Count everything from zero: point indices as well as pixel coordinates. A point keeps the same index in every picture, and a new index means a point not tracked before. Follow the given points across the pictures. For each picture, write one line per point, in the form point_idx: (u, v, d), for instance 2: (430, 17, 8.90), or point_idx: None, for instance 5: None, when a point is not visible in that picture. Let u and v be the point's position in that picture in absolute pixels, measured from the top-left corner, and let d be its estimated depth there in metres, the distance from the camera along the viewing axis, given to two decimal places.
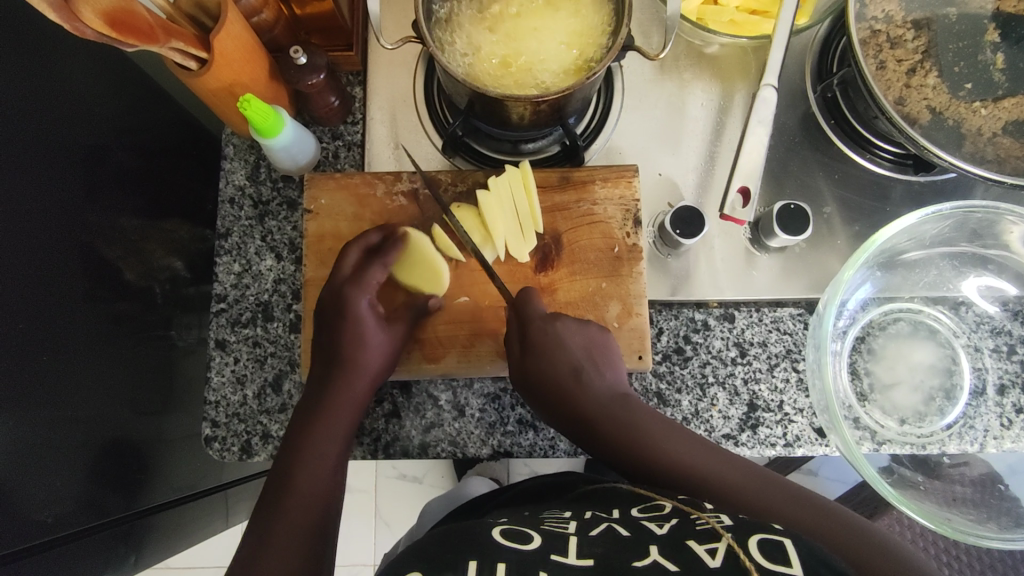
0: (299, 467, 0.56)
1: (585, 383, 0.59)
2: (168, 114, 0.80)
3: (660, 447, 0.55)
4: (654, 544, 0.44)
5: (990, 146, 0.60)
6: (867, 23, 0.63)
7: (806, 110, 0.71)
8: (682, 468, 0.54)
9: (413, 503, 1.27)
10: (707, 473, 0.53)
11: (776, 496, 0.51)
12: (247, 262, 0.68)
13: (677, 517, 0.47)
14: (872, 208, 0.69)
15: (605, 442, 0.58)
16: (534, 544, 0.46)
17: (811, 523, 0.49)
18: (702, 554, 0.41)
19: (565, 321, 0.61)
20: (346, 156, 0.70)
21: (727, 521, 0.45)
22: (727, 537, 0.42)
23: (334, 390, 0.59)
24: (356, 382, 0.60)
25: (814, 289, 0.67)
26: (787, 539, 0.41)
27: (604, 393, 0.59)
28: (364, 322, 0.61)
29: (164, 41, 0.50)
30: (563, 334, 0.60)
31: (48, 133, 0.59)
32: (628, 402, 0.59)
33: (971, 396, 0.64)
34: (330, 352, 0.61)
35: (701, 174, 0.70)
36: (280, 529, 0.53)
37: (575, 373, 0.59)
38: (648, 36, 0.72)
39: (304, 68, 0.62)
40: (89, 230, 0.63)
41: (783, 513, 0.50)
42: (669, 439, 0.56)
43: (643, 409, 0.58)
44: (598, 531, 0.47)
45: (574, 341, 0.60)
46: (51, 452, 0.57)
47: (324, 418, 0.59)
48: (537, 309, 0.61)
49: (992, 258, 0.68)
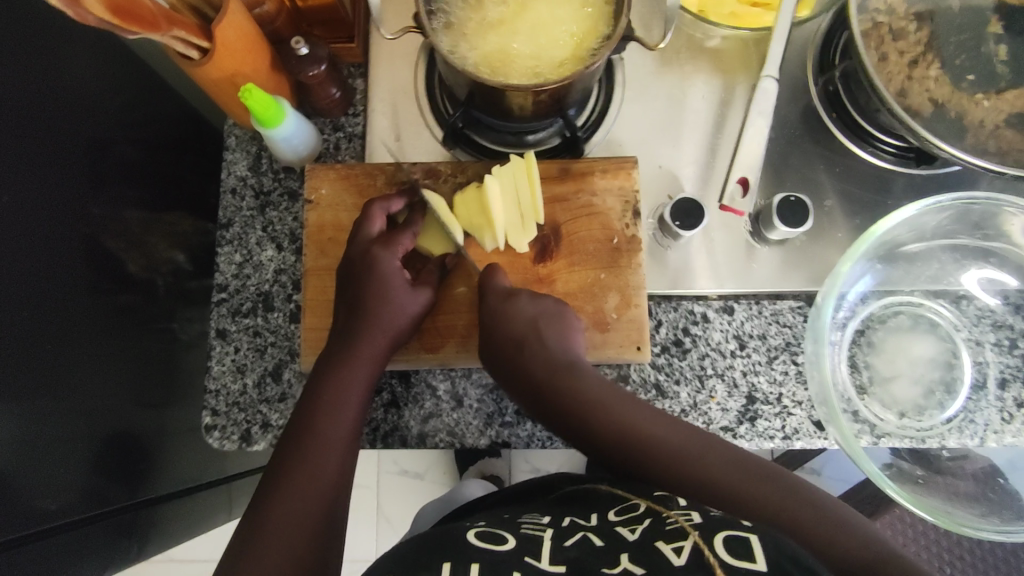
0: (320, 432, 0.55)
1: (535, 353, 0.59)
2: (172, 107, 0.81)
3: (615, 422, 0.55)
4: (625, 551, 0.44)
5: (992, 138, 0.60)
6: (869, 15, 0.63)
7: (807, 103, 0.71)
8: (638, 443, 0.54)
9: (415, 497, 1.27)
10: (662, 448, 0.54)
11: (735, 476, 0.52)
12: (248, 252, 0.68)
13: (650, 517, 0.47)
14: (873, 202, 0.69)
15: (557, 415, 0.57)
16: (508, 546, 0.46)
17: (775, 506, 0.50)
18: (669, 553, 0.42)
19: (520, 296, 0.60)
20: (347, 148, 0.71)
21: (696, 518, 0.45)
22: (693, 535, 0.42)
23: (353, 352, 0.59)
24: (378, 345, 0.59)
25: (815, 282, 0.67)
26: (751, 534, 0.41)
27: (551, 363, 0.59)
28: (394, 282, 0.60)
29: (167, 30, 0.51)
30: (516, 310, 0.59)
31: (52, 125, 0.59)
32: (578, 373, 0.58)
33: (971, 390, 0.64)
34: (355, 310, 0.60)
35: (701, 167, 0.70)
36: (288, 496, 0.52)
37: (525, 345, 0.58)
38: (649, 28, 0.72)
39: (306, 58, 0.64)
40: (93, 221, 0.64)
41: (743, 494, 0.51)
42: (620, 414, 0.56)
43: (593, 379, 0.58)
44: (573, 539, 0.47)
45: (526, 315, 0.59)
46: (54, 441, 0.57)
47: (344, 381, 0.58)
48: (496, 287, 0.61)
49: (993, 252, 0.68)
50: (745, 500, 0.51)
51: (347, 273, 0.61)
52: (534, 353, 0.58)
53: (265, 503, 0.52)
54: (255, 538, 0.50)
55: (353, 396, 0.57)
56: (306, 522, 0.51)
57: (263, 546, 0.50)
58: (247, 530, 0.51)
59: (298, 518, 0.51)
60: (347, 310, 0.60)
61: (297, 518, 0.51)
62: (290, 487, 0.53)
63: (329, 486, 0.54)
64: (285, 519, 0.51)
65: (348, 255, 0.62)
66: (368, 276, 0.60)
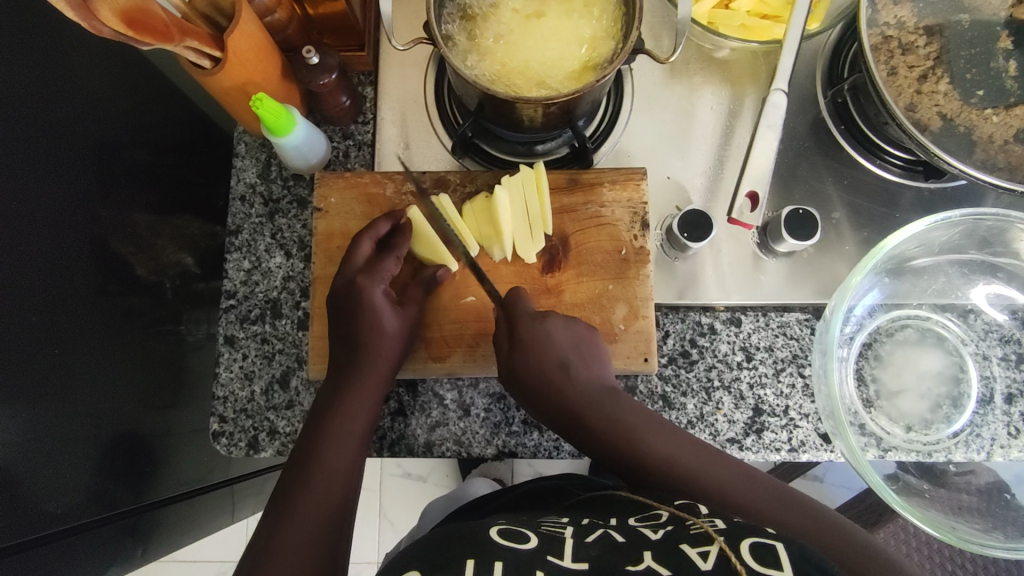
0: (329, 450, 0.56)
1: (573, 378, 0.59)
2: (181, 111, 0.81)
3: (648, 447, 0.56)
4: (649, 549, 0.44)
5: (1001, 153, 0.60)
6: (879, 29, 0.62)
7: (816, 116, 0.71)
8: (670, 467, 0.55)
9: (419, 501, 1.27)
10: (695, 474, 0.54)
11: (769, 501, 0.52)
12: (257, 259, 0.68)
13: (673, 522, 0.47)
14: (881, 215, 0.69)
15: (589, 438, 0.58)
16: (531, 544, 0.46)
17: (802, 531, 0.50)
18: (695, 557, 0.42)
19: (553, 320, 0.61)
20: (356, 155, 0.71)
21: (720, 524, 0.45)
22: (719, 540, 0.42)
23: (362, 373, 0.59)
24: (376, 369, 0.59)
25: (821, 295, 0.67)
26: (779, 543, 0.42)
27: (587, 387, 0.59)
28: (381, 311, 0.60)
29: (180, 40, 0.51)
30: (552, 334, 0.60)
31: (62, 128, 0.59)
32: (614, 400, 0.59)
33: (978, 404, 0.64)
34: (348, 338, 0.60)
35: (709, 178, 0.70)
36: (303, 510, 0.52)
37: (565, 368, 0.59)
38: (658, 39, 0.72)
39: (316, 67, 0.63)
40: (101, 224, 0.64)
41: (779, 517, 0.51)
42: (654, 438, 0.56)
43: (629, 406, 0.58)
44: (595, 536, 0.47)
45: (563, 341, 0.60)
46: (61, 443, 0.58)
47: (356, 401, 0.58)
48: (527, 308, 0.61)
49: (1001, 267, 0.67)
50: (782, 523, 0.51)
51: (335, 301, 0.62)
52: (569, 378, 0.59)
53: (278, 516, 0.52)
54: (269, 548, 0.50)
55: (359, 420, 0.58)
56: (318, 539, 0.51)
57: (276, 557, 0.50)
58: (260, 544, 0.51)
59: (310, 535, 0.51)
60: (343, 335, 0.61)
61: (311, 529, 0.52)
62: (305, 499, 0.53)
63: (337, 497, 0.54)
64: (301, 531, 0.51)
65: (335, 284, 0.62)
66: (357, 303, 0.60)
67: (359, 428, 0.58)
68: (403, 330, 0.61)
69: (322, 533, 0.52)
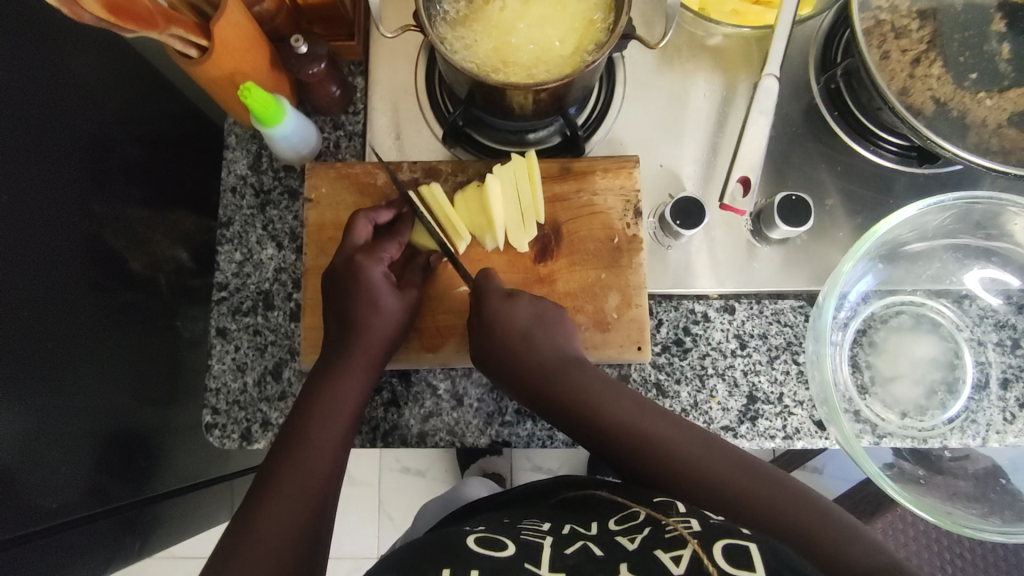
0: (312, 436, 0.55)
1: (537, 352, 0.59)
2: (172, 104, 0.80)
3: (613, 417, 0.56)
4: (624, 559, 0.43)
5: (994, 138, 0.59)
6: (871, 13, 0.62)
7: (809, 102, 0.70)
8: (635, 437, 0.55)
9: (418, 495, 1.27)
10: (660, 443, 0.54)
11: (731, 473, 0.52)
12: (248, 251, 0.68)
13: (650, 526, 0.46)
14: (875, 201, 0.68)
15: (553, 407, 0.58)
16: (506, 553, 0.46)
17: (767, 503, 0.50)
18: (668, 562, 0.41)
19: (520, 297, 0.60)
20: (347, 146, 0.71)
21: (695, 526, 0.44)
22: (693, 543, 0.42)
23: (346, 363, 0.59)
24: (372, 352, 0.59)
25: (816, 282, 0.67)
26: (753, 544, 0.41)
27: (552, 356, 0.59)
28: (381, 291, 0.59)
29: (165, 28, 0.50)
30: (517, 310, 0.59)
31: (53, 121, 0.59)
32: (578, 370, 0.59)
33: (973, 389, 0.64)
34: (344, 319, 0.60)
35: (703, 166, 0.69)
36: (282, 494, 0.52)
37: (527, 341, 0.59)
38: (650, 27, 0.72)
39: (305, 57, 0.63)
40: (95, 219, 0.63)
41: (741, 491, 0.51)
42: (620, 407, 0.56)
43: (592, 377, 0.58)
44: (574, 549, 0.46)
45: (527, 316, 0.60)
46: (57, 439, 0.57)
47: (338, 391, 0.58)
48: (495, 288, 0.60)
49: (996, 251, 0.67)
50: (742, 497, 0.51)
51: (331, 280, 0.61)
52: (534, 348, 0.59)
53: (257, 504, 0.52)
54: (246, 537, 0.50)
55: (341, 406, 0.57)
56: (297, 524, 0.51)
57: (252, 546, 0.49)
58: (239, 530, 0.50)
59: (289, 519, 0.51)
60: (339, 314, 0.60)
61: (289, 517, 0.51)
62: (283, 487, 0.53)
63: (319, 483, 0.54)
64: (279, 516, 0.51)
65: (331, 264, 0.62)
66: (352, 282, 0.60)
67: (348, 412, 0.58)
68: (400, 313, 0.61)
69: (300, 519, 0.51)
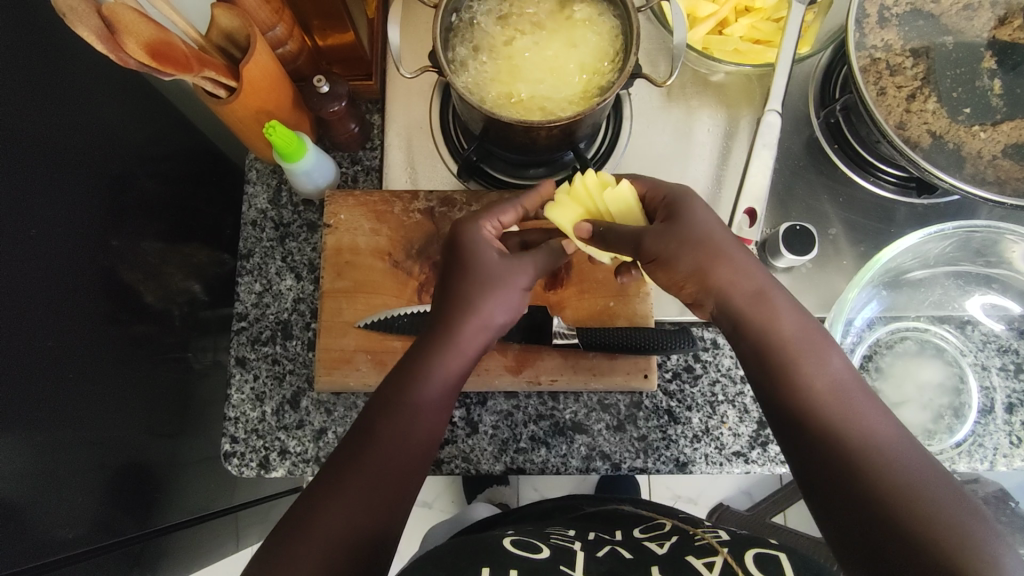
0: (391, 427, 0.50)
1: (772, 308, 0.51)
2: (189, 140, 0.83)
3: (830, 418, 0.46)
4: (656, 563, 0.47)
5: (990, 168, 0.62)
6: (867, 52, 0.65)
7: (810, 135, 0.73)
8: (848, 419, 0.46)
9: (423, 528, 1.26)
10: (868, 453, 0.44)
11: (933, 492, 0.41)
12: (268, 282, 0.70)
13: (678, 535, 0.51)
14: (876, 230, 0.71)
15: (770, 352, 0.50)
16: (544, 555, 0.48)
17: (938, 536, 0.39)
18: (702, 567, 0.45)
19: (737, 255, 0.53)
20: (365, 180, 0.74)
21: (724, 536, 0.49)
22: (725, 552, 0.46)
23: (426, 369, 0.53)
24: (452, 363, 0.53)
25: (821, 308, 0.68)
26: (781, 553, 0.45)
27: (805, 331, 0.50)
28: (484, 255, 0.56)
29: (198, 70, 0.53)
30: (738, 262, 0.52)
31: (76, 159, 0.61)
32: (809, 329, 0.50)
33: (979, 414, 0.65)
34: (439, 326, 0.55)
35: (708, 198, 0.72)
36: (310, 538, 0.45)
37: (759, 298, 0.52)
38: (655, 64, 0.75)
39: (326, 96, 0.65)
40: (112, 252, 0.65)
41: (902, 498, 0.41)
42: (860, 408, 0.46)
43: (837, 355, 0.49)
44: (604, 552, 0.50)
45: (749, 273, 0.52)
46: (70, 470, 0.58)
47: (414, 399, 0.52)
48: (705, 226, 0.53)
49: (995, 277, 0.69)
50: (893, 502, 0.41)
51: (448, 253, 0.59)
52: (771, 308, 0.51)
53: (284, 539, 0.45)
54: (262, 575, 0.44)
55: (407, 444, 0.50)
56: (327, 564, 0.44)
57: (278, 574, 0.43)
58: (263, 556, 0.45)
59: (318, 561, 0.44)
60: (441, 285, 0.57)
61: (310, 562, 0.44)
62: (306, 526, 0.46)
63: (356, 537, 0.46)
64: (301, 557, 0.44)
65: (338, 276, 0.67)
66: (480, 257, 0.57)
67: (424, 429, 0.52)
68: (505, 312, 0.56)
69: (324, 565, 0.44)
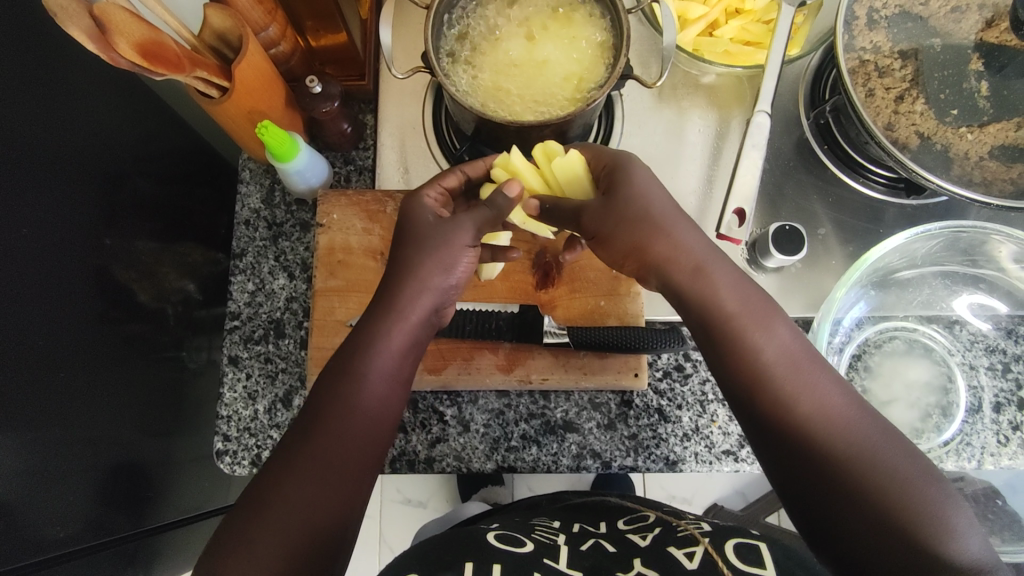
0: (341, 399, 0.47)
1: (710, 278, 0.51)
2: (184, 139, 0.83)
3: (779, 391, 0.46)
4: (638, 556, 0.48)
5: (977, 169, 0.63)
6: (855, 54, 0.66)
7: (801, 136, 0.73)
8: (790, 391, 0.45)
9: (418, 528, 1.26)
10: (816, 418, 0.44)
11: (884, 452, 0.42)
12: (261, 281, 0.70)
13: (661, 525, 0.52)
14: (866, 230, 0.71)
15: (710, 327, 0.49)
16: (526, 548, 0.49)
17: (899, 493, 0.40)
18: (683, 558, 0.46)
19: (681, 224, 0.53)
20: (357, 180, 0.74)
21: (705, 527, 0.50)
22: (704, 541, 0.47)
23: (371, 342, 0.50)
24: (400, 335, 0.51)
25: (810, 308, 0.69)
26: (762, 543, 0.46)
27: (745, 302, 0.50)
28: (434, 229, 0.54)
29: (190, 70, 0.53)
30: (681, 232, 0.52)
31: (69, 159, 0.61)
32: (747, 297, 0.50)
33: (967, 413, 0.66)
34: (381, 297, 0.52)
35: (699, 198, 0.72)
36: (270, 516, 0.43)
37: (698, 270, 0.51)
38: (647, 66, 0.75)
39: (318, 96, 0.65)
40: (106, 252, 0.65)
41: (858, 459, 0.42)
42: (810, 376, 0.46)
43: (777, 321, 0.49)
44: (588, 545, 0.51)
45: (692, 242, 0.52)
46: (62, 468, 0.58)
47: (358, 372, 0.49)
48: (651, 193, 0.54)
49: (984, 277, 0.70)
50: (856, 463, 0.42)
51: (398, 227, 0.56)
52: (707, 279, 0.51)
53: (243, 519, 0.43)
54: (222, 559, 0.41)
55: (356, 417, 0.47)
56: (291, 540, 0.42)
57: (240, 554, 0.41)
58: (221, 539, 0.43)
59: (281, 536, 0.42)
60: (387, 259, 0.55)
61: (271, 538, 0.42)
62: (264, 503, 0.43)
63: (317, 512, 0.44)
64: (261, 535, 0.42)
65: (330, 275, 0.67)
66: (426, 226, 0.54)
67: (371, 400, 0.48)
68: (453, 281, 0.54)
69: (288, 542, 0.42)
